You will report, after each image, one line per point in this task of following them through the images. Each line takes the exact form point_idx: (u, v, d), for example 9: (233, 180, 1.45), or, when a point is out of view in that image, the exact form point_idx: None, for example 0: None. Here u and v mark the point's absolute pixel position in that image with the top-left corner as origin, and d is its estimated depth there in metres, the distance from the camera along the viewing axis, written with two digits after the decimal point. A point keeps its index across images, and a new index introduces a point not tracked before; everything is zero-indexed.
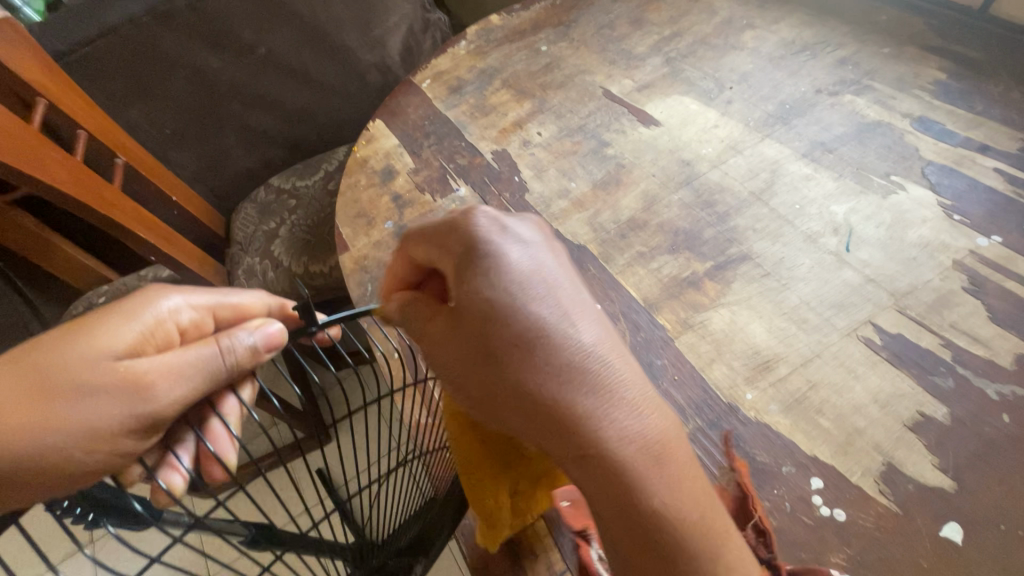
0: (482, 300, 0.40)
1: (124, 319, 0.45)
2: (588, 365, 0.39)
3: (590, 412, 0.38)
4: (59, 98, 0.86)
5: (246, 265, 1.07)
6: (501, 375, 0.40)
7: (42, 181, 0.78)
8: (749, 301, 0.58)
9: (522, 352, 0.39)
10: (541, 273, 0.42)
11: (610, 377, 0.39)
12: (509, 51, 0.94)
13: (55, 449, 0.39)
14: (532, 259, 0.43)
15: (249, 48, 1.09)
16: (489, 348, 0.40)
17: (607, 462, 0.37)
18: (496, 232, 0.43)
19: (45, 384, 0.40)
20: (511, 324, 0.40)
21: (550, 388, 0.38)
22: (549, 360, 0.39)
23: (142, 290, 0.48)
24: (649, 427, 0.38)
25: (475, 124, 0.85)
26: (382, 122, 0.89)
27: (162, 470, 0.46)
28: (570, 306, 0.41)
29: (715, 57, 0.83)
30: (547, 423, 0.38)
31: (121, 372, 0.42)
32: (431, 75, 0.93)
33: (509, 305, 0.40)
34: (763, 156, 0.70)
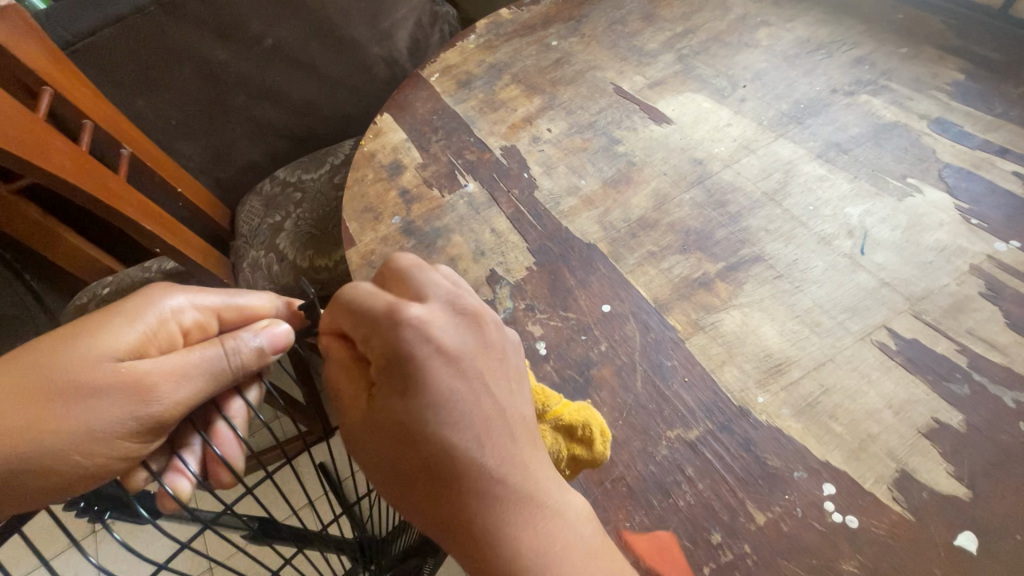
0: (403, 419, 0.40)
1: (126, 320, 0.44)
2: (500, 489, 0.39)
3: (501, 545, 0.38)
4: (66, 88, 0.86)
5: (251, 258, 1.07)
6: (413, 489, 0.40)
7: (48, 171, 0.78)
8: (761, 304, 0.58)
9: (432, 472, 0.40)
10: (463, 386, 0.41)
11: (524, 499, 0.39)
12: (519, 45, 0.93)
13: (54, 452, 0.39)
14: (457, 368, 0.42)
15: (256, 39, 1.08)
16: (402, 463, 0.41)
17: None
18: (420, 340, 0.42)
19: (45, 386, 0.40)
20: (421, 445, 0.40)
21: (454, 517, 0.39)
22: (455, 487, 0.39)
23: (144, 293, 0.47)
24: (562, 552, 0.38)
25: (484, 119, 0.84)
26: (390, 116, 0.88)
27: (167, 474, 0.46)
28: (482, 423, 0.41)
29: (728, 55, 0.82)
30: (458, 549, 0.39)
31: (123, 374, 0.41)
32: (440, 69, 0.93)
33: (425, 425, 0.40)
34: (777, 156, 0.69)
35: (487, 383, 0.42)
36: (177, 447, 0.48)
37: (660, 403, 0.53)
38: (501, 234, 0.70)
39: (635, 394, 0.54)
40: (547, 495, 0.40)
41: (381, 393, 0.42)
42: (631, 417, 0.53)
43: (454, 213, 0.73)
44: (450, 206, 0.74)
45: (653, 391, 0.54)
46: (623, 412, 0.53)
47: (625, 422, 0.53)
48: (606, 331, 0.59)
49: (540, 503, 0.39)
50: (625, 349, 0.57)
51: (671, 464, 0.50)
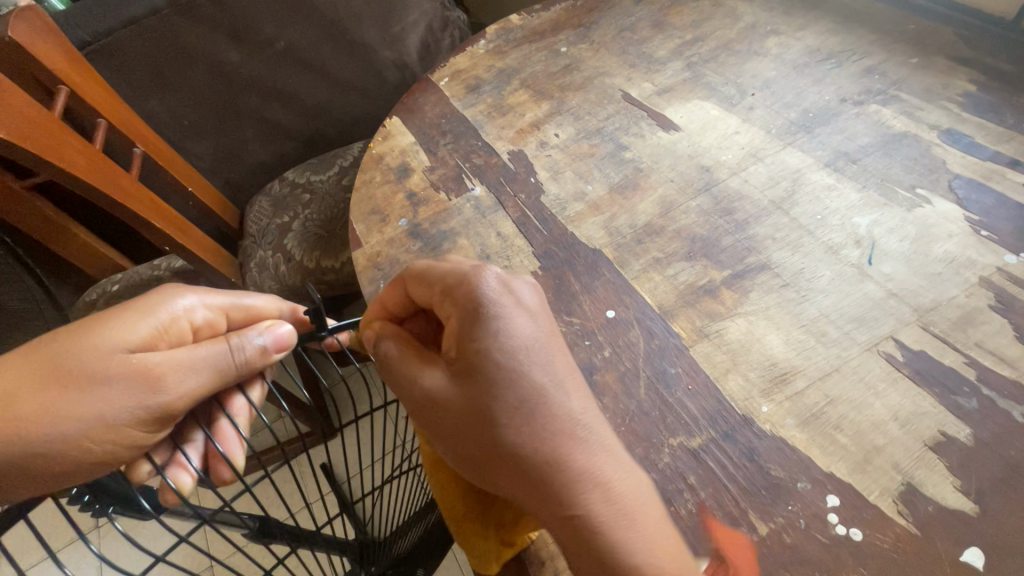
0: (489, 363, 0.41)
1: (139, 314, 0.45)
2: (581, 431, 0.41)
3: (583, 483, 0.39)
4: (82, 88, 0.87)
5: (259, 258, 1.08)
6: (495, 433, 0.41)
7: (61, 168, 0.79)
8: (767, 312, 0.57)
9: (519, 421, 0.40)
10: (542, 338, 0.43)
11: (601, 444, 0.41)
12: (528, 51, 0.94)
13: (66, 438, 0.39)
14: (533, 322, 0.44)
15: (268, 41, 1.09)
16: (487, 413, 0.41)
17: (596, 535, 0.38)
18: (500, 293, 0.44)
19: (55, 374, 0.40)
20: (512, 386, 0.41)
21: (544, 457, 0.40)
22: (545, 429, 0.40)
23: (158, 291, 0.48)
24: (632, 492, 0.40)
25: (492, 123, 0.85)
26: (399, 119, 0.89)
27: (170, 468, 0.46)
28: (566, 372, 0.43)
29: (737, 63, 0.82)
30: (537, 488, 0.40)
31: (131, 365, 0.42)
32: (449, 74, 0.93)
33: (509, 367, 0.41)
34: (785, 164, 0.68)
35: (562, 342, 0.45)
36: (183, 443, 0.48)
37: (663, 410, 0.53)
38: (506, 238, 0.70)
39: (638, 401, 0.54)
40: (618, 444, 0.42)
41: (468, 336, 0.43)
42: (634, 423, 0.53)
43: (461, 216, 0.74)
44: (457, 209, 0.75)
45: (656, 397, 0.54)
46: (625, 419, 0.53)
47: (628, 428, 0.52)
48: (610, 337, 0.58)
49: (614, 453, 0.41)
50: (628, 355, 0.57)
51: (673, 472, 0.50)
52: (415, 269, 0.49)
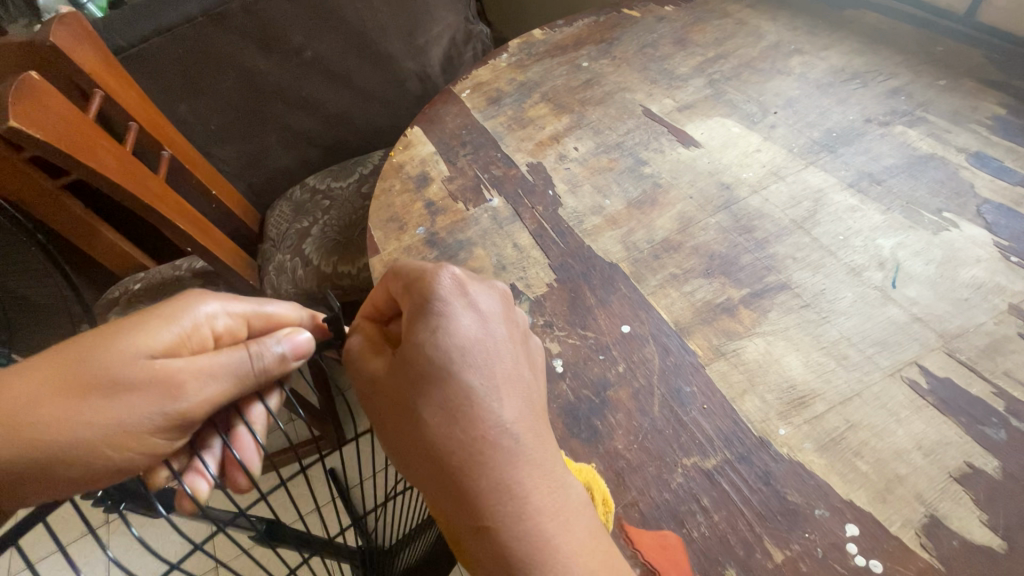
0: (425, 359, 0.41)
1: (162, 321, 0.45)
2: (506, 440, 0.40)
3: (495, 491, 0.39)
4: (115, 91, 0.90)
5: (277, 261, 1.09)
6: (421, 425, 0.41)
7: (93, 169, 0.81)
8: (786, 332, 0.56)
9: (441, 418, 0.40)
10: (484, 341, 0.43)
11: (524, 456, 0.40)
12: (550, 65, 0.95)
13: (87, 443, 0.40)
14: (482, 325, 0.43)
15: (296, 51, 1.11)
16: (414, 406, 0.41)
17: (495, 542, 0.38)
18: (453, 292, 0.44)
19: (79, 380, 0.41)
20: (441, 384, 0.41)
21: (458, 457, 0.39)
22: (466, 429, 0.40)
23: (181, 296, 0.47)
24: (549, 508, 0.39)
25: (512, 135, 0.85)
26: (420, 129, 0.91)
27: (187, 475, 0.47)
28: (505, 380, 0.42)
29: (760, 81, 0.81)
30: (450, 488, 0.39)
31: (153, 372, 0.42)
32: (471, 86, 0.95)
33: (441, 366, 0.41)
34: (807, 184, 0.68)
35: (512, 347, 0.44)
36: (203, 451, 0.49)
37: (677, 429, 0.52)
38: (523, 249, 0.70)
39: (652, 419, 0.53)
40: (548, 457, 0.41)
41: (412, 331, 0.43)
42: (647, 441, 0.52)
43: (478, 226, 0.74)
44: (474, 219, 0.75)
45: (670, 416, 0.53)
46: (638, 436, 0.52)
47: (640, 446, 0.52)
48: (624, 352, 0.58)
49: (540, 466, 0.40)
50: (643, 372, 0.56)
51: (685, 492, 0.49)
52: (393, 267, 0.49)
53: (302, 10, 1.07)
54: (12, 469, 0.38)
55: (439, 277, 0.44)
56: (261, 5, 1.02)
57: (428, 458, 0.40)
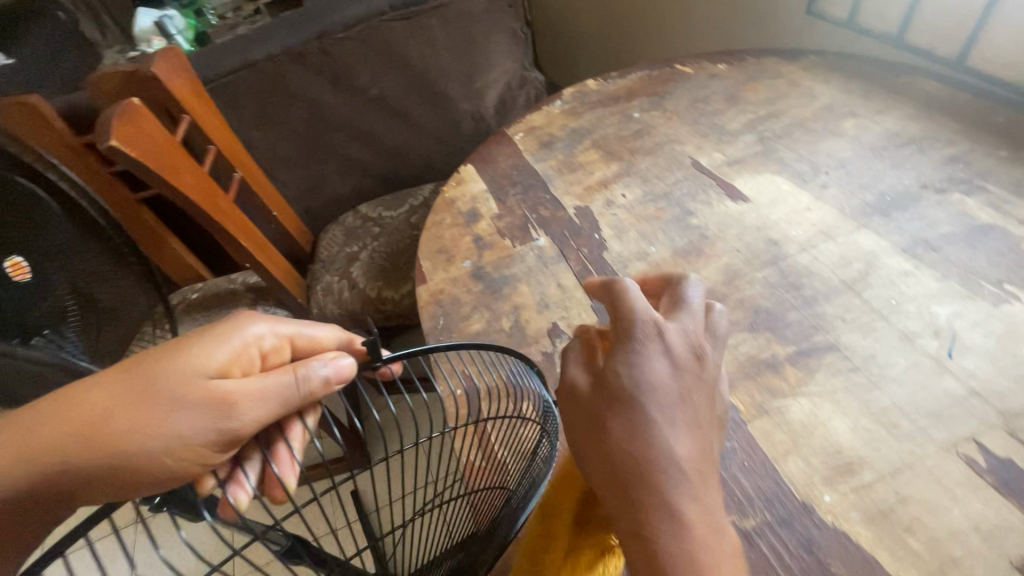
0: (617, 379, 0.44)
1: (216, 341, 0.46)
2: (675, 465, 0.40)
3: (660, 513, 0.39)
4: (201, 117, 0.98)
5: (325, 282, 1.14)
6: (611, 436, 0.42)
7: (173, 186, 0.88)
8: (833, 395, 0.55)
9: (622, 435, 0.42)
10: (671, 376, 0.44)
11: (687, 485, 0.40)
12: (602, 114, 0.99)
13: (148, 454, 0.41)
14: (675, 361, 0.45)
15: (363, 88, 1.19)
16: (599, 420, 0.43)
17: (664, 574, 0.37)
18: (652, 325, 0.46)
19: (138, 394, 0.42)
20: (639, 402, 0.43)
21: (647, 477, 0.40)
22: (658, 452, 0.41)
23: (234, 319, 0.49)
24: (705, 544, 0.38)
25: (561, 178, 0.88)
26: (473, 168, 0.95)
27: (229, 485, 0.47)
28: (684, 417, 0.43)
29: (812, 141, 0.82)
30: (617, 498, 0.41)
31: (207, 390, 0.43)
32: (524, 129, 1.00)
33: (630, 389, 0.43)
34: (858, 246, 0.67)
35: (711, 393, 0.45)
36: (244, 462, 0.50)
37: (715, 484, 0.51)
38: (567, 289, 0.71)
39: None
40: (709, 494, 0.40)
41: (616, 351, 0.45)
42: None
43: (523, 264, 0.76)
44: (520, 256, 0.77)
45: None
46: None
47: None
48: None
49: (703, 502, 0.39)
50: None
51: None
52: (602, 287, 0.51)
53: (374, 53, 1.15)
54: (79, 477, 0.40)
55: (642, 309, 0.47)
56: (337, 46, 1.11)
57: (603, 468, 0.42)
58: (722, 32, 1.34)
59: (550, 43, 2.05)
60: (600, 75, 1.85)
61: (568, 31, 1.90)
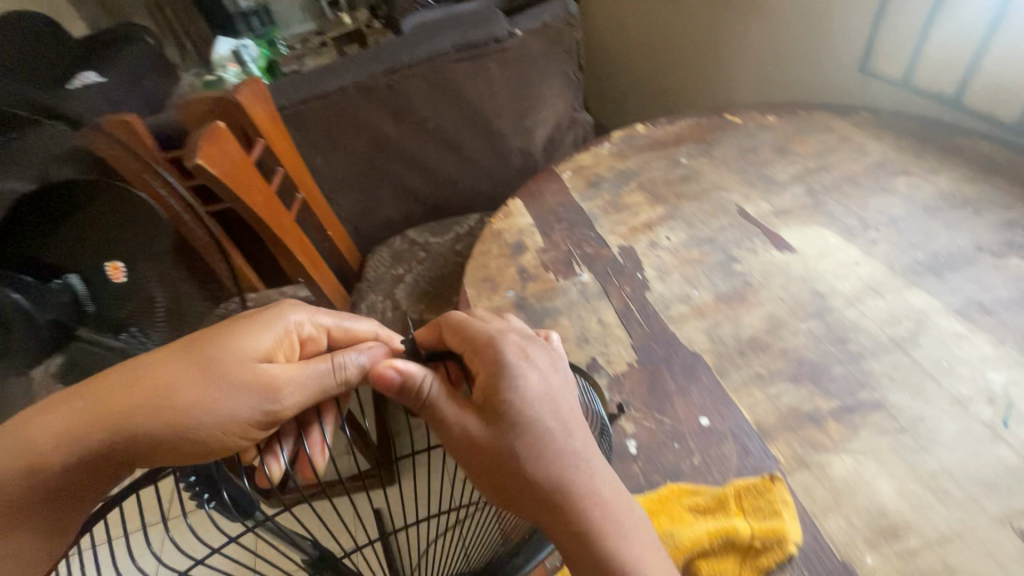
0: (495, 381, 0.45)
1: (265, 329, 0.50)
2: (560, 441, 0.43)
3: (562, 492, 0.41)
4: (273, 141, 1.06)
5: (369, 300, 1.19)
6: (502, 463, 0.42)
7: (244, 202, 0.95)
8: (879, 454, 0.54)
9: (493, 430, 0.43)
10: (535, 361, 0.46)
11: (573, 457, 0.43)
12: (649, 158, 1.02)
13: (202, 428, 0.44)
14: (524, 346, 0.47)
15: (421, 121, 1.27)
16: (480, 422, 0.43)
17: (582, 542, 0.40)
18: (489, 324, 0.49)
19: (195, 373, 0.45)
20: (520, 423, 0.42)
21: (561, 489, 0.41)
22: (555, 463, 0.42)
23: (278, 310, 0.53)
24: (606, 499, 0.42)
25: (607, 218, 0.91)
26: (521, 202, 0.99)
27: (266, 456, 0.50)
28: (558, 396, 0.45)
29: (862, 196, 0.82)
30: (525, 496, 0.41)
31: (259, 372, 0.46)
32: (572, 168, 1.04)
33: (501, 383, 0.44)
34: (908, 304, 0.67)
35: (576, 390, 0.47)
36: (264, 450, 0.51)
37: None
38: (607, 326, 0.73)
39: None
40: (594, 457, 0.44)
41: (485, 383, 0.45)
42: None
43: (565, 298, 0.78)
44: (563, 290, 0.80)
45: None
46: None
47: None
48: (702, 444, 0.58)
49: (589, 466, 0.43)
50: (719, 468, 0.56)
51: None
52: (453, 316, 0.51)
53: (435, 89, 1.23)
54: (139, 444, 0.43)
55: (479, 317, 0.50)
56: (402, 82, 1.19)
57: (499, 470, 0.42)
58: (773, 86, 1.36)
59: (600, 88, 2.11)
60: (648, 119, 1.89)
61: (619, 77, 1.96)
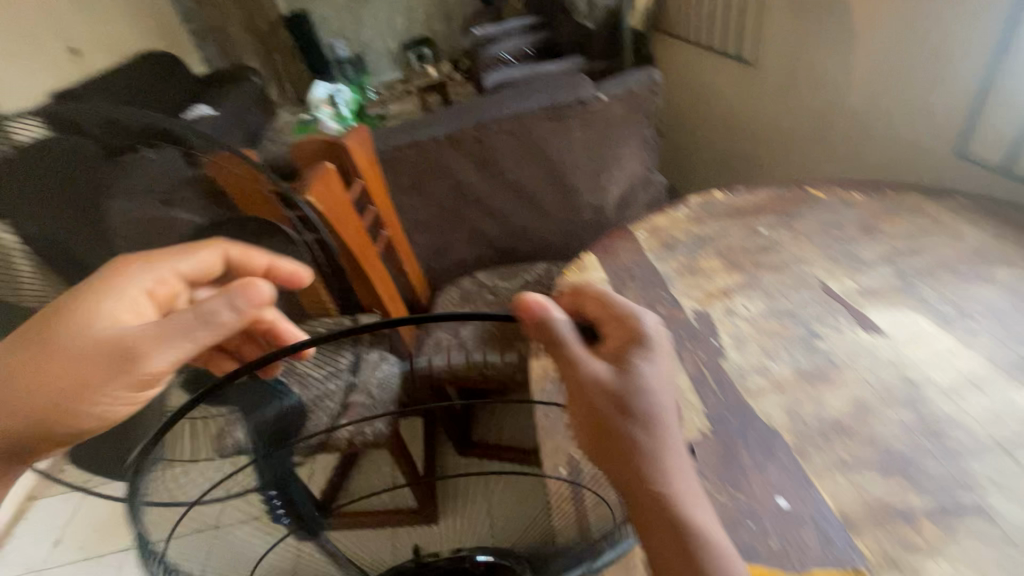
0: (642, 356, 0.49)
1: (114, 296, 0.57)
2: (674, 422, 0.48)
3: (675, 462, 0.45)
4: (369, 183, 1.15)
5: (436, 337, 1.23)
6: (617, 421, 0.45)
7: (339, 237, 1.03)
8: (980, 566, 0.51)
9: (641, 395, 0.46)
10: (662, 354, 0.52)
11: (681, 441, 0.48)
12: (727, 225, 1.02)
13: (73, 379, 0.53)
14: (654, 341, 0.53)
15: (503, 172, 1.34)
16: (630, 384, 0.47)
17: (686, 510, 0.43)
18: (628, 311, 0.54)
19: (73, 348, 0.54)
20: (645, 391, 0.46)
21: (657, 460, 0.44)
22: (660, 434, 0.45)
23: (120, 270, 0.59)
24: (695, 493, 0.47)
25: (682, 281, 0.92)
26: (595, 257, 1.02)
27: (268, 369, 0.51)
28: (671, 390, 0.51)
29: (957, 283, 0.79)
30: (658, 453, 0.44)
31: (121, 337, 0.54)
32: (647, 228, 1.06)
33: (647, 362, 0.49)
34: (1013, 404, 0.63)
35: None
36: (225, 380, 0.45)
37: None
38: (680, 390, 0.72)
39: None
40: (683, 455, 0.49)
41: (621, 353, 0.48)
42: None
43: None
44: None
45: None
46: None
47: None
48: (779, 527, 0.56)
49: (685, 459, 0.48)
50: (798, 556, 0.53)
51: None
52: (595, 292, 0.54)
53: (519, 144, 1.30)
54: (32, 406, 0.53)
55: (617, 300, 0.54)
56: (489, 136, 1.27)
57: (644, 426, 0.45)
58: (857, 162, 1.35)
59: (679, 149, 2.14)
60: (727, 183, 1.89)
61: (701, 139, 1.98)
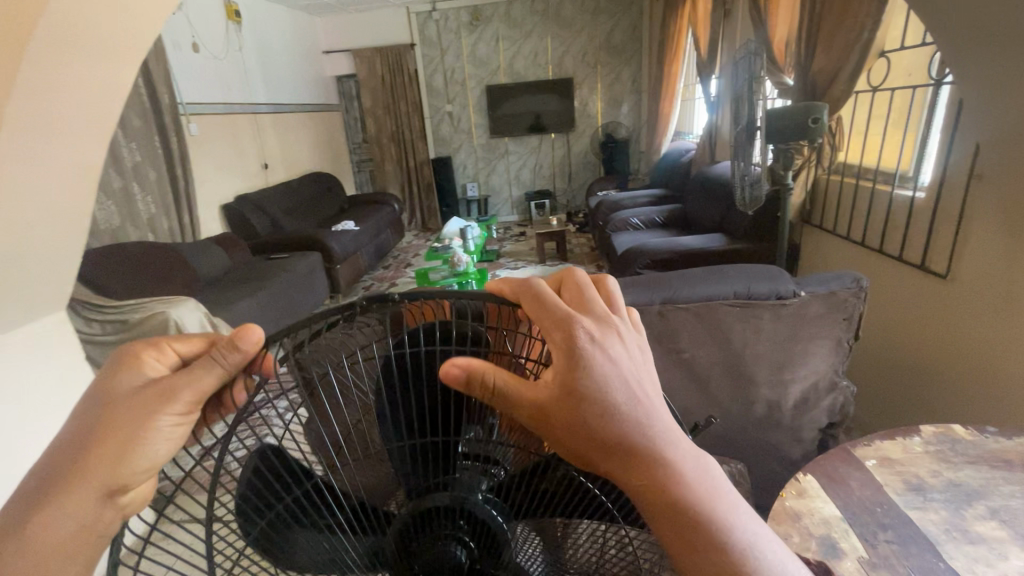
0: (584, 373, 0.41)
1: (124, 364, 0.37)
2: (638, 420, 0.42)
3: (653, 458, 0.41)
4: None
5: None
6: (602, 428, 0.41)
7: None
8: None
9: (595, 413, 0.40)
10: (603, 351, 0.42)
11: (653, 434, 0.42)
12: (991, 476, 0.85)
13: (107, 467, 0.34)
14: (593, 332, 0.43)
15: (678, 350, 1.27)
16: (579, 399, 0.41)
17: (665, 491, 0.41)
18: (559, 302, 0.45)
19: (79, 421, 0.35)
20: (594, 398, 0.41)
21: (623, 468, 0.41)
22: (631, 431, 0.41)
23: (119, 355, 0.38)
24: (693, 474, 0.42)
25: (956, 545, 0.73)
26: (816, 481, 0.88)
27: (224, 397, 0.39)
28: (634, 381, 0.43)
29: None
30: (618, 462, 0.41)
31: (133, 397, 0.35)
32: (877, 456, 0.92)
33: (586, 378, 0.41)
34: None
35: (642, 361, 0.45)
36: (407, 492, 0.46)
37: None
38: None
39: None
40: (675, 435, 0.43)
41: (568, 358, 0.41)
42: None
43: None
44: None
45: None
46: None
47: None
48: None
49: (669, 444, 0.42)
50: None
51: None
52: (538, 288, 0.45)
53: (702, 327, 1.24)
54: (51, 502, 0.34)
55: (543, 288, 0.45)
56: (673, 314, 1.23)
57: (604, 444, 0.41)
58: None
59: (863, 363, 1.95)
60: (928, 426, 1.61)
61: (889, 355, 1.80)
